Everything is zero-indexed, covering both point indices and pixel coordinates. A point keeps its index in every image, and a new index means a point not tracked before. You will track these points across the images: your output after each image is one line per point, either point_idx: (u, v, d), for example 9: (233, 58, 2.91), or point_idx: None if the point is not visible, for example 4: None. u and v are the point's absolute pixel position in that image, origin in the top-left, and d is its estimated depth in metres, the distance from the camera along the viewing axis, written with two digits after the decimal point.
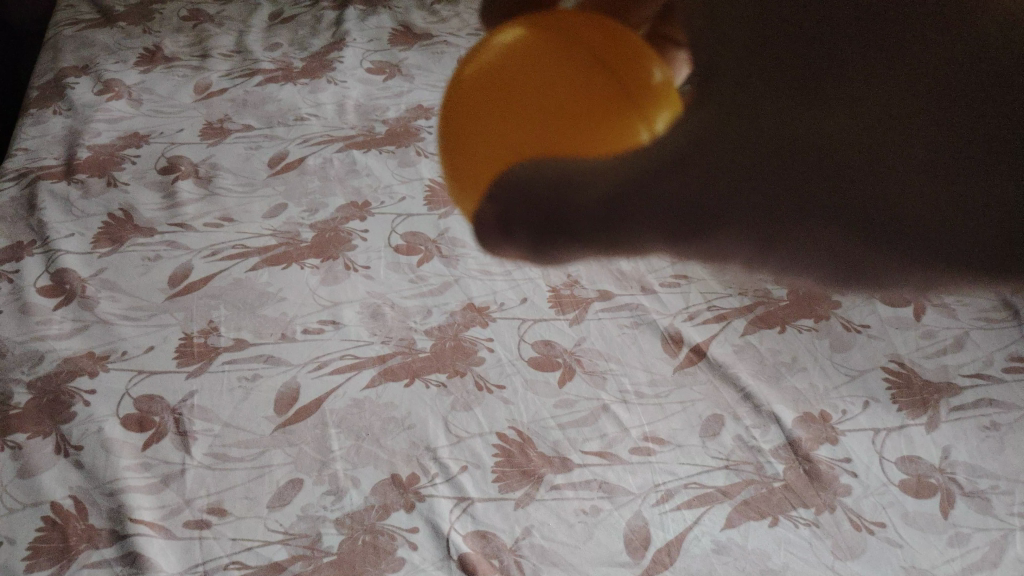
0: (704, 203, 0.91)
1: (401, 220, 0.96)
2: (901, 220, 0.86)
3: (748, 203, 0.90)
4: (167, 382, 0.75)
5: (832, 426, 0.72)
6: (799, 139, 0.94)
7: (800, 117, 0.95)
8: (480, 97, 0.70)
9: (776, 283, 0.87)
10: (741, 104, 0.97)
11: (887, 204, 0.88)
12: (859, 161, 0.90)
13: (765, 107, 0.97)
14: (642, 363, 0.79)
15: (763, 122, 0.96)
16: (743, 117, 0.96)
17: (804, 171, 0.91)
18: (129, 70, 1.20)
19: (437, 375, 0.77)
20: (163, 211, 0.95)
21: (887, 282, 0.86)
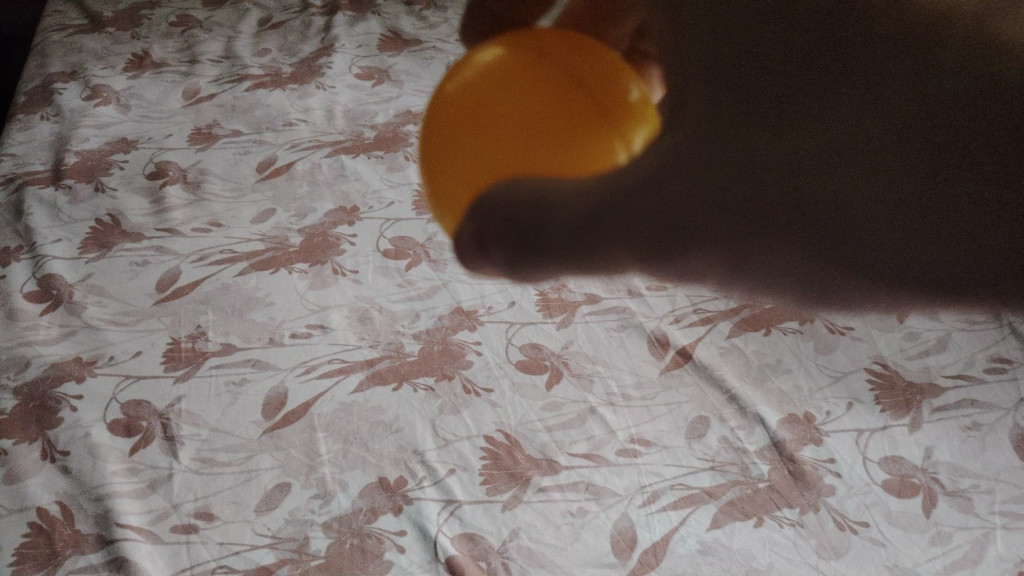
0: (687, 215, 0.94)
1: (389, 224, 0.96)
2: (879, 235, 0.90)
3: (730, 217, 0.94)
4: (154, 388, 0.75)
5: (816, 427, 0.73)
6: (783, 163, 1.00)
7: (776, 143, 1.02)
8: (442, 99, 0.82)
9: (749, 303, 0.86)
10: (726, 130, 1.05)
11: (865, 222, 0.92)
12: (831, 185, 0.96)
13: (751, 132, 1.04)
14: (629, 366, 0.79)
15: (746, 147, 1.03)
16: (728, 140, 1.04)
17: (786, 190, 0.97)
18: (118, 76, 1.19)
19: (425, 379, 0.77)
20: (150, 216, 0.95)
21: (868, 296, 0.86)
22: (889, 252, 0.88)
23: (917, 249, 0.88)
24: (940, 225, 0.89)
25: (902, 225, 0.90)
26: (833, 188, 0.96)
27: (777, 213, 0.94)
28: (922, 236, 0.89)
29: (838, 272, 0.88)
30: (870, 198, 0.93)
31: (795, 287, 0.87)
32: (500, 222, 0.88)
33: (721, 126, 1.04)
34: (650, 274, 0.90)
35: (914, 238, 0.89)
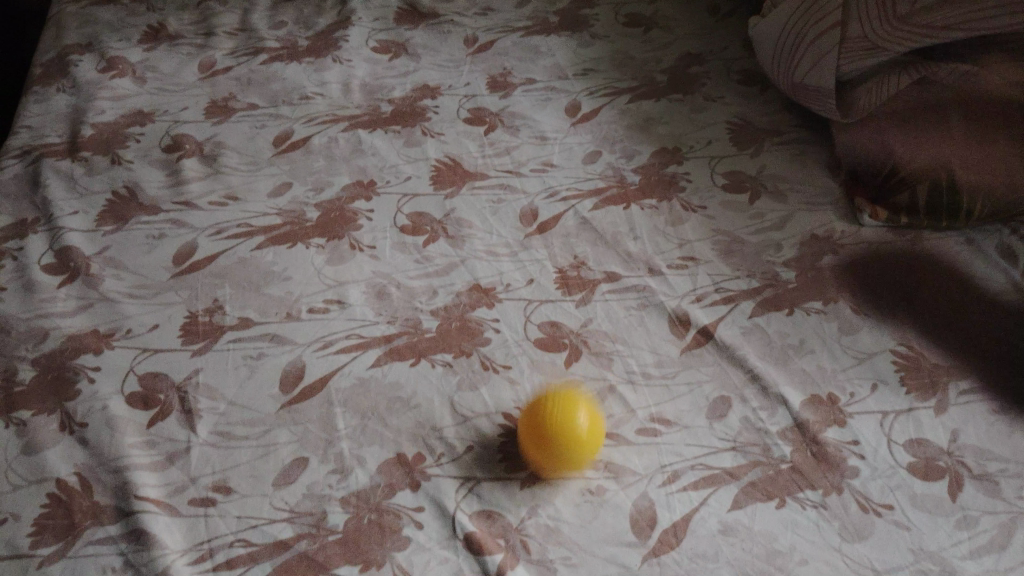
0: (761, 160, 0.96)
1: (407, 199, 0.93)
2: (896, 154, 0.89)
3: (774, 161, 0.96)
4: (171, 361, 0.75)
5: (840, 408, 0.72)
6: (798, 90, 0.98)
7: (790, 53, 0.97)
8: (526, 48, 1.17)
9: (823, 224, 0.89)
10: (750, 79, 1.09)
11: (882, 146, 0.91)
12: (847, 103, 0.93)
13: (768, 52, 1.02)
14: (650, 344, 0.78)
15: (768, 92, 1.06)
16: (753, 88, 1.07)
17: (801, 137, 0.99)
18: (133, 48, 1.17)
19: (444, 355, 0.76)
20: (167, 189, 0.93)
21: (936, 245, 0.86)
22: (908, 174, 0.87)
23: (936, 166, 0.86)
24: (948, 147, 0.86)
25: (916, 137, 0.88)
26: (849, 108, 0.93)
27: (801, 156, 0.97)
28: (944, 147, 0.86)
29: (863, 231, 0.88)
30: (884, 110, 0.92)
31: (821, 258, 0.85)
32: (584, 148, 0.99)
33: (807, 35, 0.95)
34: (670, 250, 0.87)
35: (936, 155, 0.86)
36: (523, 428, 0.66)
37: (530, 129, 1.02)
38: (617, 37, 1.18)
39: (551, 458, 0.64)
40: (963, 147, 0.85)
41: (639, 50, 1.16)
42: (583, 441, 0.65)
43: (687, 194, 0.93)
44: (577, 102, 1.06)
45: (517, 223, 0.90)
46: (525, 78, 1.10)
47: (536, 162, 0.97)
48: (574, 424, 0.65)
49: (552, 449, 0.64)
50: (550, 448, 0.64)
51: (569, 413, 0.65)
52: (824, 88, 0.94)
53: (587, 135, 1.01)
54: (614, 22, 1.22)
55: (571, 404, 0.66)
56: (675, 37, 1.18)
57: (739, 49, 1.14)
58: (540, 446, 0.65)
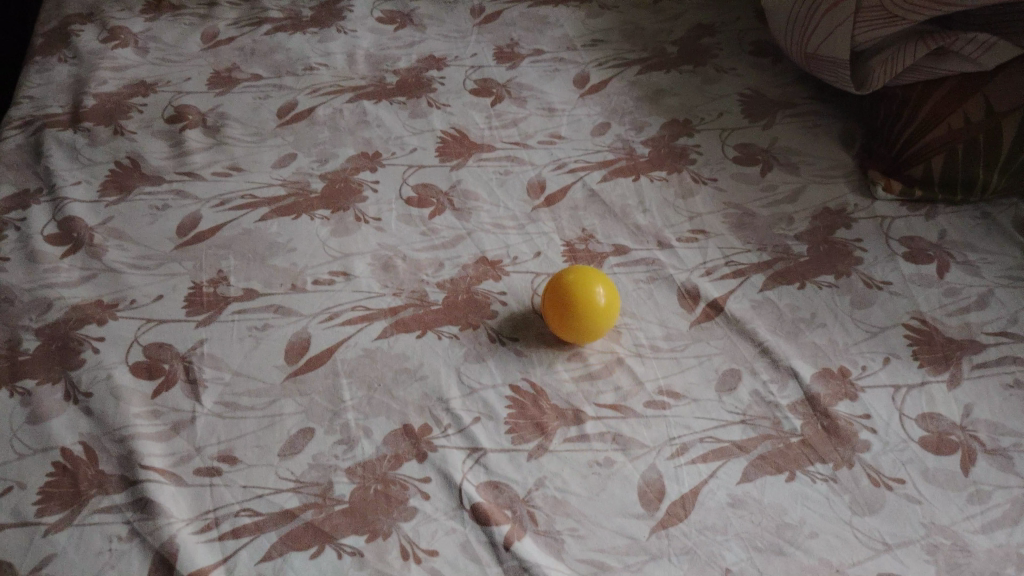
0: (774, 135, 0.95)
1: (412, 171, 0.91)
2: (910, 128, 0.87)
3: (789, 136, 0.95)
4: (175, 331, 0.75)
5: (851, 382, 0.71)
6: (811, 61, 0.96)
7: (804, 22, 0.95)
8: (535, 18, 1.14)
9: (836, 198, 0.88)
10: (763, 50, 1.07)
11: (895, 119, 0.89)
12: (860, 75, 0.91)
13: (782, 22, 0.99)
14: (658, 317, 0.77)
15: (782, 64, 1.05)
16: (766, 59, 1.06)
17: (814, 109, 0.98)
18: (136, 19, 1.13)
19: (450, 327, 0.75)
20: (171, 160, 0.92)
21: (952, 221, 0.85)
22: (921, 148, 0.86)
23: (949, 141, 0.84)
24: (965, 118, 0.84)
25: (930, 111, 0.86)
26: (863, 80, 0.91)
27: (814, 128, 0.95)
28: (957, 121, 0.83)
29: (877, 204, 0.87)
30: (898, 83, 0.89)
31: (833, 232, 0.84)
32: (593, 120, 0.98)
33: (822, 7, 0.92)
34: (680, 223, 0.86)
35: (949, 130, 0.84)
36: (547, 305, 0.72)
37: (538, 101, 1.00)
38: (627, 8, 1.16)
39: (573, 326, 0.71)
40: (977, 122, 0.82)
41: (649, 21, 1.13)
42: (601, 312, 0.71)
43: (697, 167, 0.92)
44: (586, 74, 1.04)
45: (525, 196, 0.89)
46: (533, 50, 1.08)
47: (544, 135, 0.96)
48: (592, 296, 0.71)
49: (572, 320, 0.70)
50: (571, 320, 0.70)
51: (588, 287, 0.71)
52: (837, 59, 0.91)
53: (596, 107, 1.00)
54: None
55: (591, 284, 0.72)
56: (686, 7, 1.16)
57: (751, 19, 1.12)
58: (563, 319, 0.71)
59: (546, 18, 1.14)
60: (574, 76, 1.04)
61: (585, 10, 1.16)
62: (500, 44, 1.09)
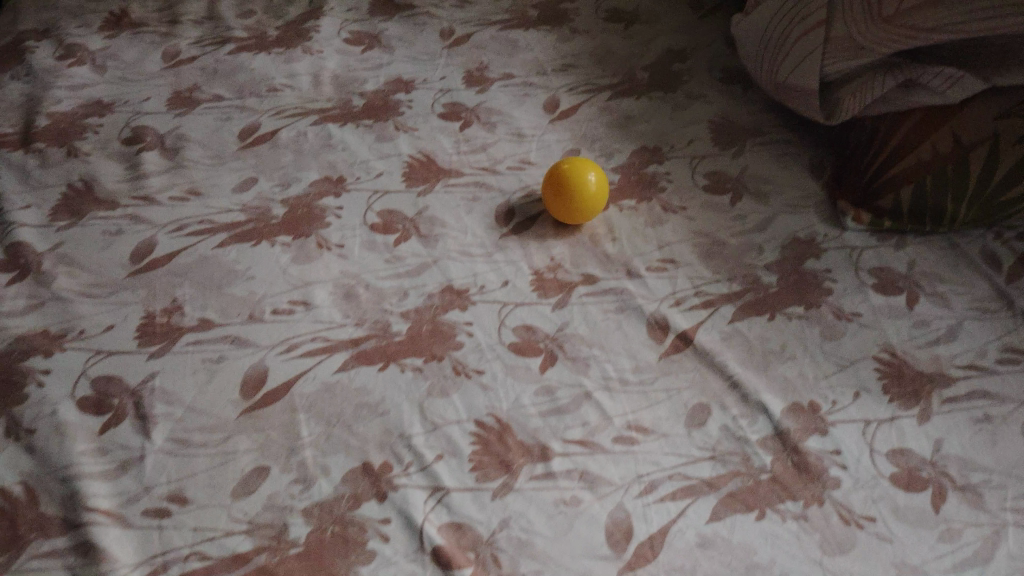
0: (746, 162, 0.94)
1: (377, 196, 0.89)
2: (879, 157, 0.87)
3: (760, 164, 0.94)
4: (126, 364, 0.72)
5: (821, 416, 0.70)
6: (782, 89, 0.96)
7: (775, 50, 0.95)
8: (505, 42, 1.13)
9: (807, 226, 0.87)
10: (733, 77, 1.07)
11: (865, 148, 0.89)
12: (829, 104, 0.91)
13: (755, 49, 0.99)
14: (627, 349, 0.75)
15: (752, 90, 1.05)
16: (736, 86, 1.05)
17: (784, 137, 0.98)
18: (94, 35, 1.10)
19: (413, 360, 0.73)
20: (126, 183, 0.89)
21: (920, 251, 0.85)
22: (891, 177, 0.86)
23: (919, 172, 0.84)
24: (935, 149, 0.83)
25: (899, 143, 0.86)
26: (832, 108, 0.91)
27: (784, 157, 0.95)
28: (927, 152, 0.84)
29: (846, 234, 0.86)
30: (867, 113, 0.89)
31: (803, 262, 0.83)
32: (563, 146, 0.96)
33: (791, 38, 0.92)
34: (650, 251, 0.84)
35: (918, 161, 0.84)
36: (547, 190, 0.85)
37: (507, 126, 0.99)
38: (598, 33, 1.15)
39: (569, 206, 0.84)
40: (946, 153, 0.83)
41: (620, 46, 1.13)
42: (592, 194, 0.84)
43: (667, 195, 0.91)
44: (556, 98, 1.03)
45: (493, 223, 0.87)
46: (503, 74, 1.07)
47: (514, 160, 0.95)
48: (585, 181, 0.84)
49: (569, 202, 0.84)
50: (569, 201, 0.84)
51: (581, 173, 0.84)
52: (807, 88, 0.91)
53: (566, 132, 0.98)
54: (595, 15, 1.19)
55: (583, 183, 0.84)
56: (656, 32, 1.15)
57: (722, 46, 1.12)
58: (560, 201, 0.84)
59: (516, 42, 1.13)
60: (543, 101, 1.03)
61: (556, 34, 1.15)
62: (470, 68, 1.08)
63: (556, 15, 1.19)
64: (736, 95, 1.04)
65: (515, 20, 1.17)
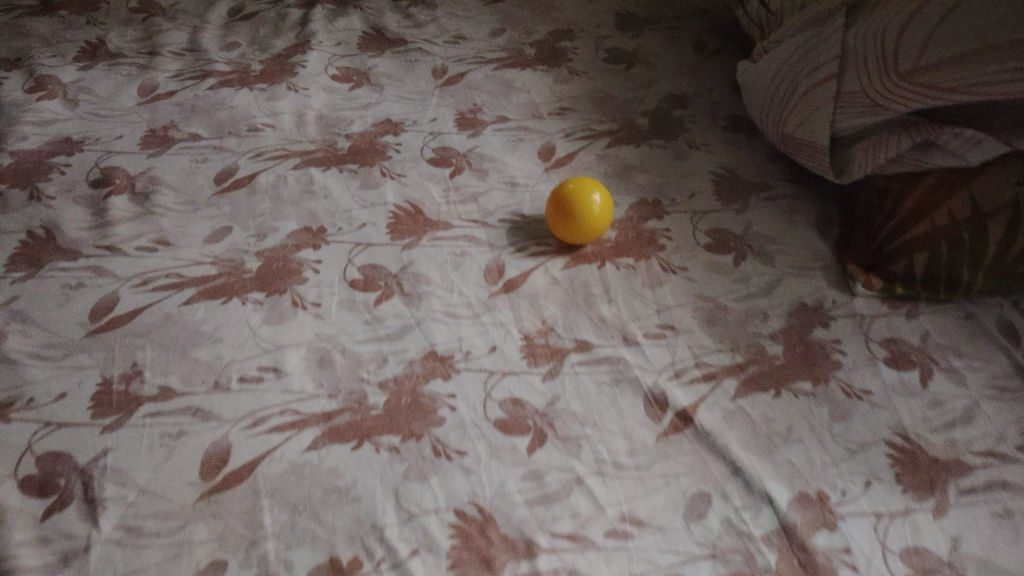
0: (749, 219, 0.89)
1: (359, 249, 0.84)
2: (892, 219, 0.82)
3: (764, 221, 0.89)
4: (77, 438, 0.66)
5: (830, 509, 0.64)
6: (788, 143, 0.92)
7: (782, 102, 0.91)
8: (499, 82, 1.08)
9: (816, 291, 0.82)
10: (737, 125, 1.02)
11: (875, 210, 0.85)
12: (839, 162, 0.87)
13: (760, 99, 0.95)
14: (622, 428, 0.69)
15: (756, 140, 1.00)
16: (740, 135, 1.01)
17: (789, 193, 0.93)
18: (67, 66, 1.04)
19: (390, 438, 0.67)
20: (91, 230, 0.83)
21: (934, 321, 0.80)
22: (905, 242, 0.81)
23: (933, 238, 0.79)
24: (950, 214, 0.78)
25: (913, 207, 0.81)
26: (841, 166, 0.86)
27: (789, 213, 0.90)
28: (942, 217, 0.79)
29: (855, 301, 0.82)
30: (878, 173, 0.85)
31: (810, 331, 0.78)
32: None
33: (801, 90, 0.88)
34: (648, 316, 0.79)
35: (932, 226, 0.79)
36: (550, 209, 0.82)
37: (499, 173, 0.94)
38: (597, 74, 1.11)
39: (570, 227, 0.81)
40: (962, 220, 0.77)
41: (620, 89, 1.08)
42: (595, 216, 0.80)
43: (667, 253, 0.85)
44: (552, 145, 0.98)
45: (482, 280, 0.82)
46: (497, 116, 1.02)
47: (505, 212, 0.89)
48: (589, 202, 0.80)
49: (570, 223, 0.80)
50: (571, 222, 0.80)
51: (585, 194, 0.80)
52: (815, 143, 0.87)
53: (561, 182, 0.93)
54: (594, 55, 1.14)
55: (587, 192, 0.81)
56: (658, 74, 1.11)
57: (726, 92, 1.08)
58: (562, 222, 0.81)
59: (511, 82, 1.08)
60: (538, 148, 0.98)
61: (553, 75, 1.10)
62: (462, 110, 1.03)
63: (554, 55, 1.14)
64: (740, 145, 0.99)
65: (511, 59, 1.13)
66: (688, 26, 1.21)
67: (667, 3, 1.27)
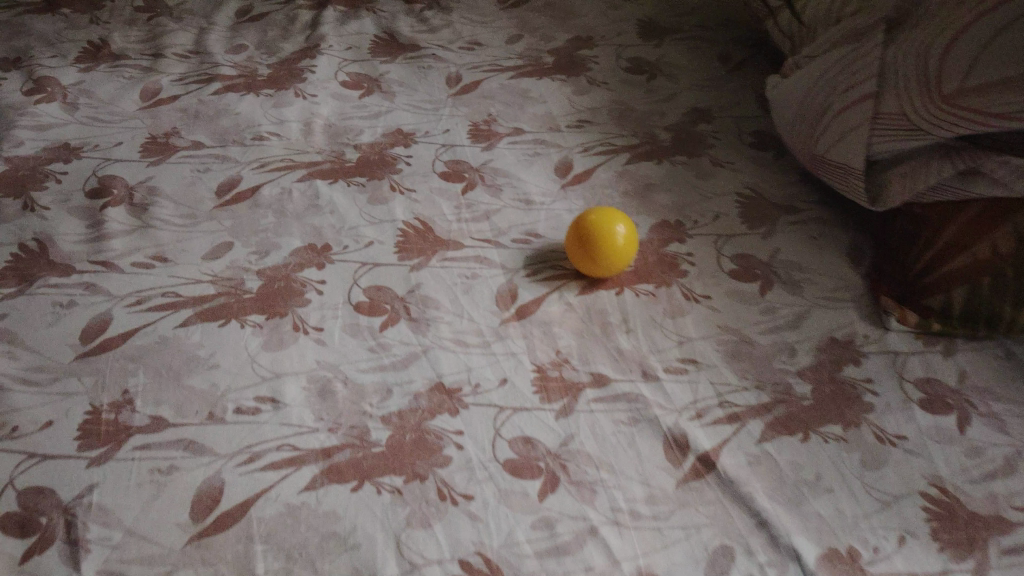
0: (778, 244, 0.85)
1: (366, 269, 0.80)
2: (931, 251, 0.78)
3: (794, 246, 0.85)
4: (61, 472, 0.62)
5: (861, 569, 0.59)
6: (820, 164, 0.87)
7: (815, 120, 0.86)
8: (515, 92, 1.04)
9: (848, 324, 0.77)
10: (765, 142, 0.98)
11: (913, 240, 0.80)
12: (875, 188, 0.82)
13: (791, 117, 0.91)
14: (640, 473, 0.65)
15: (785, 159, 0.96)
16: (768, 153, 0.96)
17: (820, 217, 0.88)
18: (68, 68, 1.01)
19: (392, 478, 0.63)
20: (85, 244, 0.79)
21: (975, 360, 0.75)
22: (942, 276, 0.77)
23: (976, 272, 0.74)
24: (994, 248, 0.73)
25: (953, 238, 0.76)
26: (877, 192, 0.82)
27: (820, 239, 0.85)
28: (985, 251, 0.73)
29: (889, 336, 0.76)
30: (917, 201, 0.80)
31: (841, 369, 0.73)
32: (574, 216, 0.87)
33: (835, 109, 0.83)
34: (669, 349, 0.74)
35: (974, 260, 0.74)
36: (571, 240, 0.77)
37: (513, 190, 0.90)
38: (617, 85, 1.06)
39: (589, 259, 0.76)
40: (1007, 255, 0.72)
41: (641, 101, 1.04)
42: (618, 248, 0.76)
43: (689, 279, 0.81)
44: (569, 160, 0.94)
45: (493, 306, 0.78)
46: (512, 128, 0.98)
47: (519, 231, 0.85)
48: (612, 234, 0.75)
49: (591, 256, 0.76)
50: (592, 255, 0.76)
51: (609, 225, 0.75)
52: (849, 166, 0.82)
53: (578, 200, 0.89)
54: (615, 65, 1.10)
55: (609, 223, 0.76)
56: (681, 86, 1.06)
57: (753, 106, 1.03)
58: (582, 253, 0.76)
59: (528, 92, 1.04)
60: (555, 163, 0.94)
61: (572, 85, 1.06)
62: (476, 121, 0.99)
63: (573, 63, 1.10)
64: (768, 164, 0.95)
65: (527, 68, 1.08)
66: (713, 36, 1.16)
67: (692, 11, 1.22)
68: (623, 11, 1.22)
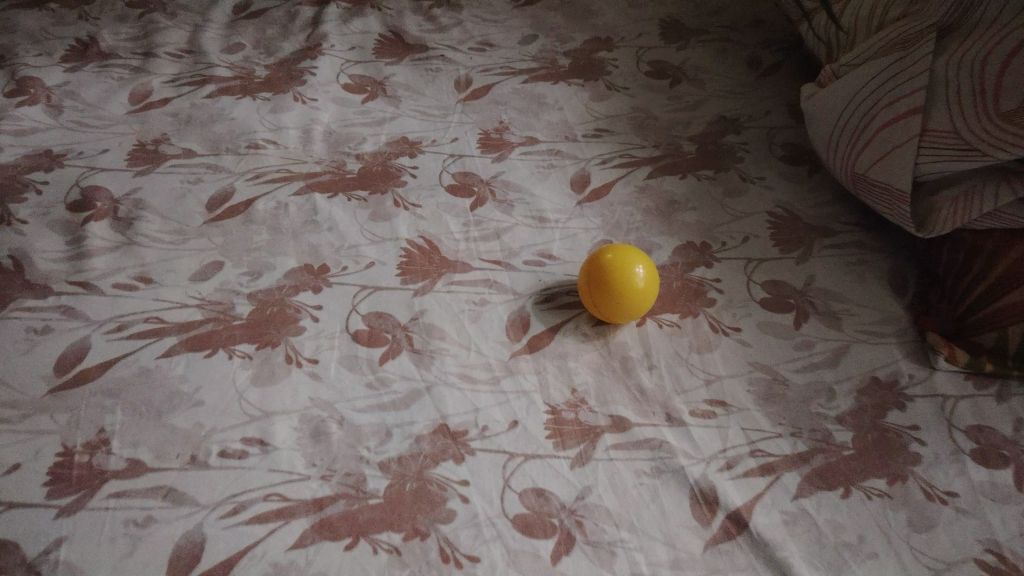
0: (813, 270, 0.78)
1: (366, 293, 0.74)
2: (983, 283, 0.71)
3: (830, 273, 0.78)
4: (27, 523, 0.56)
5: None
6: (859, 184, 0.80)
7: (853, 136, 0.79)
8: (529, 97, 0.97)
9: (891, 363, 0.71)
10: (797, 156, 0.91)
11: (962, 270, 0.73)
12: (921, 213, 0.75)
13: (826, 130, 0.83)
14: (664, 532, 0.58)
15: (819, 175, 0.89)
16: (800, 167, 0.89)
17: (858, 240, 0.81)
18: (54, 68, 0.95)
19: (389, 535, 0.57)
20: (65, 262, 0.74)
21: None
22: (997, 311, 0.69)
23: None
24: None
25: (1009, 269, 0.69)
26: (924, 218, 0.75)
27: (859, 266, 0.79)
28: None
29: (936, 376, 0.70)
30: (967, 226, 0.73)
31: (884, 415, 0.67)
32: (592, 236, 0.80)
33: (875, 125, 0.76)
34: (695, 389, 0.68)
35: None
36: (586, 279, 0.70)
37: (526, 206, 0.83)
38: (638, 91, 0.99)
39: (608, 305, 0.69)
40: None
41: (663, 109, 0.97)
42: (637, 292, 0.69)
43: (717, 309, 0.75)
44: (586, 173, 0.87)
45: (503, 337, 0.71)
46: (525, 137, 0.91)
47: (532, 252, 0.79)
48: (631, 275, 0.68)
49: (608, 300, 0.69)
50: (607, 298, 0.69)
51: (627, 266, 0.69)
52: (892, 188, 0.75)
53: (595, 218, 0.82)
54: (635, 68, 1.03)
55: (629, 263, 0.69)
56: (706, 92, 0.99)
57: (784, 116, 0.96)
58: (598, 298, 0.69)
59: (542, 97, 0.97)
60: (571, 177, 0.87)
61: (589, 90, 0.99)
62: (487, 130, 0.92)
63: (591, 66, 1.03)
64: (801, 181, 0.88)
65: (542, 71, 1.02)
66: (740, 38, 1.09)
67: (717, 11, 1.15)
68: (644, 10, 1.15)
